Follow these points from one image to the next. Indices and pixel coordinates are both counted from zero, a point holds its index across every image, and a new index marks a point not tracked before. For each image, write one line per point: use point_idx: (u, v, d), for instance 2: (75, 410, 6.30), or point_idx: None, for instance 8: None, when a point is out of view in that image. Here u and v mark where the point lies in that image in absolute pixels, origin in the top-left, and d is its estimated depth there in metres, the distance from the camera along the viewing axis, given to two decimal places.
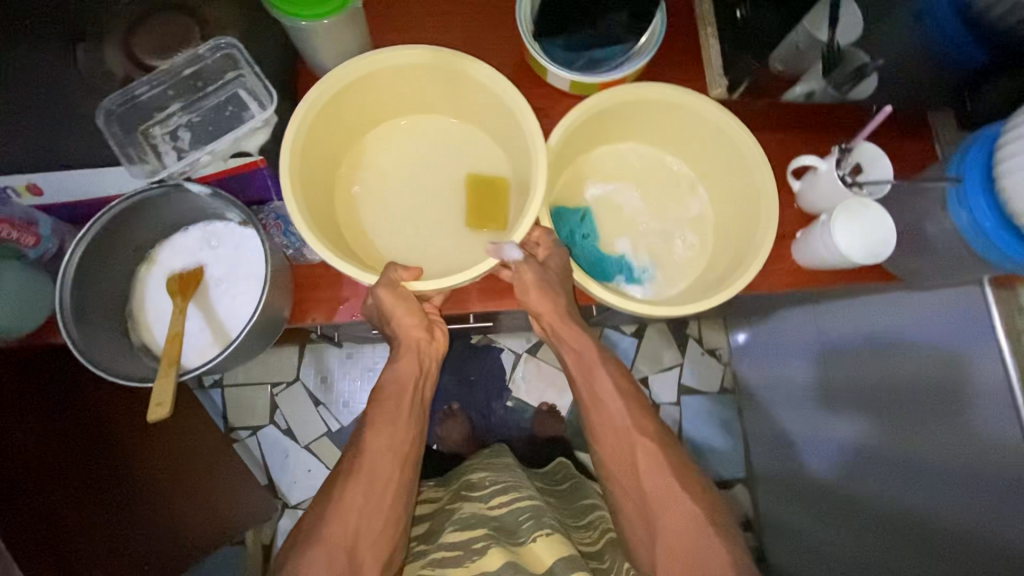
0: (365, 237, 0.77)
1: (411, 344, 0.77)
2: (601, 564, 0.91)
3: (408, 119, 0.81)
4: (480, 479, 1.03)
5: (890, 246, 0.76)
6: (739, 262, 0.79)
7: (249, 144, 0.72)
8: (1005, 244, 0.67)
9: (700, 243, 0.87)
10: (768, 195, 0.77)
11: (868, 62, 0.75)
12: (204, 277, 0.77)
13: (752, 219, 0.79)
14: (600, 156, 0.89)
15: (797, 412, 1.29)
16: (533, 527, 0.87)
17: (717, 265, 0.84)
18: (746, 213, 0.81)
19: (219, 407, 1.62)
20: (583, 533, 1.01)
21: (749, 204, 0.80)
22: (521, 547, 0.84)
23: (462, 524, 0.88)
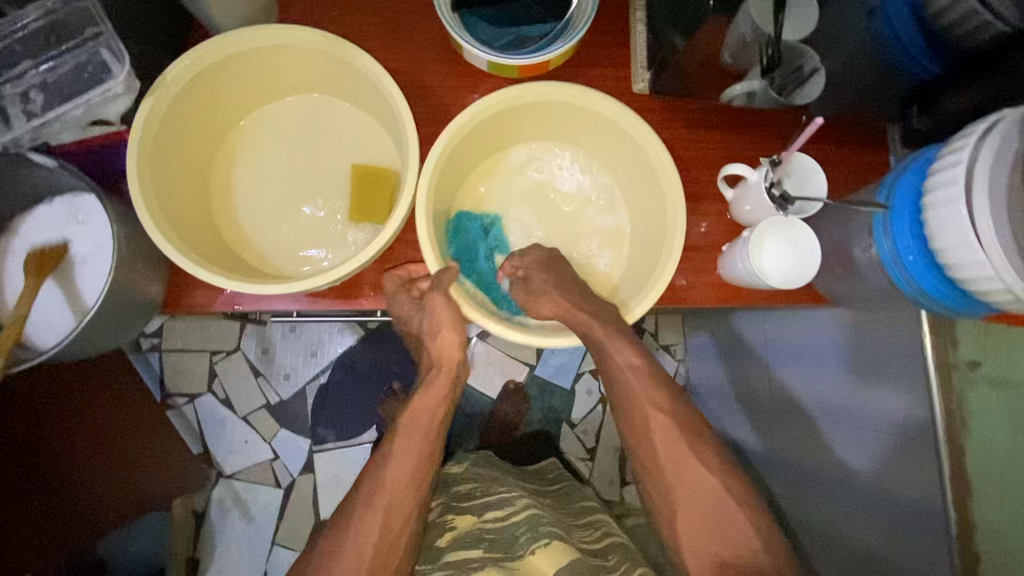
0: (237, 227, 0.74)
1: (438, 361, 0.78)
2: (608, 560, 0.88)
3: (297, 109, 0.77)
4: (469, 490, 0.98)
5: (814, 269, 0.70)
6: (646, 282, 0.74)
7: (108, 111, 0.65)
8: (926, 281, 0.62)
9: (614, 259, 0.83)
10: (679, 208, 0.72)
11: (811, 63, 0.68)
12: (69, 255, 0.71)
13: (663, 234, 0.74)
14: (517, 160, 0.84)
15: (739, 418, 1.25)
16: (529, 539, 0.84)
17: (627, 287, 0.80)
18: (659, 228, 0.77)
19: (156, 370, 1.55)
20: (583, 530, 0.97)
21: (660, 223, 0.76)
22: (518, 560, 0.81)
23: (462, 543, 0.85)
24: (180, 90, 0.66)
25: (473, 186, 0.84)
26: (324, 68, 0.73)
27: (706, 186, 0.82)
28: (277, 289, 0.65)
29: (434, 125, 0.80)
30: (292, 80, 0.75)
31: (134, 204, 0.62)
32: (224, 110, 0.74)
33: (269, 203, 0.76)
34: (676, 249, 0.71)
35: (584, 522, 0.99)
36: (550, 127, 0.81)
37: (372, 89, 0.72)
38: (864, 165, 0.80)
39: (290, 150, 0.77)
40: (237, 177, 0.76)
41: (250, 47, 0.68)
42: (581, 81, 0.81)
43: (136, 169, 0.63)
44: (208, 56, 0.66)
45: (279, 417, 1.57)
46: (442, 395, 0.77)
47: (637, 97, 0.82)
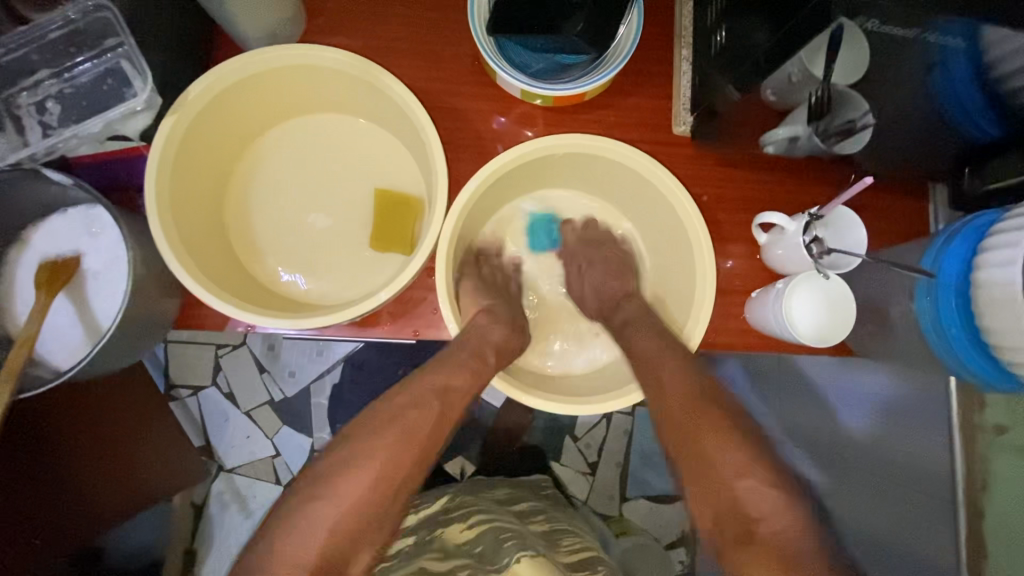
0: (257, 250, 0.73)
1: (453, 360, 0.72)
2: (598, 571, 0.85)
3: (323, 130, 0.75)
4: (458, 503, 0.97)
5: (844, 327, 0.68)
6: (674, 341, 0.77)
7: (128, 127, 0.62)
8: (965, 353, 0.61)
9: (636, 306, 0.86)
10: (710, 264, 0.73)
11: (860, 119, 0.66)
12: (80, 269, 0.69)
13: (692, 290, 0.76)
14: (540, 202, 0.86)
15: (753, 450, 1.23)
16: (513, 548, 0.79)
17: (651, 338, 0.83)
18: (687, 282, 0.79)
19: (161, 362, 1.54)
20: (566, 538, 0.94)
21: (686, 278, 0.78)
22: (503, 570, 0.76)
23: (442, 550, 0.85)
24: (204, 112, 0.64)
25: (494, 225, 0.85)
26: (350, 93, 0.70)
27: (739, 227, 0.79)
28: (309, 321, 0.64)
29: (464, 149, 0.76)
30: (319, 101, 0.73)
31: (154, 231, 0.60)
32: (248, 130, 0.72)
33: (289, 227, 0.73)
34: (706, 309, 0.73)
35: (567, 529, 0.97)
36: (574, 171, 0.82)
37: (402, 116, 0.70)
38: (908, 216, 0.77)
39: (313, 172, 0.74)
40: (257, 198, 0.74)
41: (276, 69, 0.65)
42: (617, 112, 0.78)
43: (156, 196, 0.60)
44: (231, 76, 0.63)
45: (282, 414, 1.56)
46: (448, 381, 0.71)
47: (675, 136, 0.79)
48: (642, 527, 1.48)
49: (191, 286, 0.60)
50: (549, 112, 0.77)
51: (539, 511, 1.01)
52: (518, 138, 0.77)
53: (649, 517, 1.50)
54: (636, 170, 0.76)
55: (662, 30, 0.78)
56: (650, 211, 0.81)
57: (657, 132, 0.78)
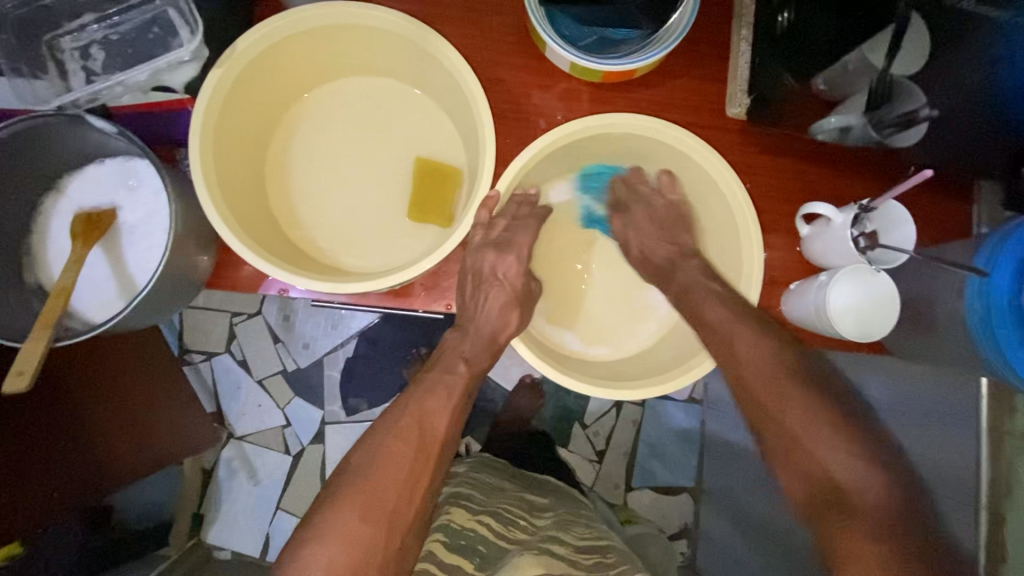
0: (294, 213, 0.72)
1: (484, 330, 0.75)
2: (607, 556, 0.87)
3: (365, 94, 0.73)
4: (469, 491, 0.95)
5: (887, 325, 0.67)
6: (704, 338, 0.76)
7: (172, 78, 0.61)
8: (1015, 357, 0.59)
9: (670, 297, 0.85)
10: (757, 249, 0.73)
11: (923, 109, 0.63)
12: (116, 222, 0.68)
13: (736, 277, 0.75)
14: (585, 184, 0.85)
15: None
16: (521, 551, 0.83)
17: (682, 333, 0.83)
18: (728, 270, 0.78)
19: (176, 326, 1.54)
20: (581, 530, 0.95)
21: (730, 266, 0.77)
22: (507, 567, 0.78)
23: (455, 541, 0.83)
24: (253, 67, 0.63)
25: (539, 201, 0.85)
26: (398, 56, 0.69)
27: (782, 218, 0.77)
28: (347, 286, 0.63)
29: (506, 122, 0.75)
30: (365, 64, 0.71)
31: (196, 185, 0.59)
32: (291, 90, 0.71)
33: (326, 191, 0.72)
34: (752, 297, 0.72)
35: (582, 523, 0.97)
36: (618, 154, 0.81)
37: (450, 84, 0.68)
38: (953, 216, 0.75)
39: (354, 136, 0.73)
40: (296, 158, 0.72)
41: (327, 26, 0.64)
42: (662, 94, 0.76)
43: (200, 149, 0.59)
44: (280, 31, 0.62)
45: (293, 384, 1.56)
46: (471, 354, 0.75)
47: (727, 120, 0.77)
48: (646, 516, 1.49)
49: (231, 242, 0.59)
50: (595, 89, 0.76)
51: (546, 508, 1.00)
52: (562, 114, 0.76)
53: (653, 507, 1.50)
54: (685, 153, 0.75)
55: (714, 10, 0.76)
56: (694, 196, 0.81)
57: (706, 116, 0.77)
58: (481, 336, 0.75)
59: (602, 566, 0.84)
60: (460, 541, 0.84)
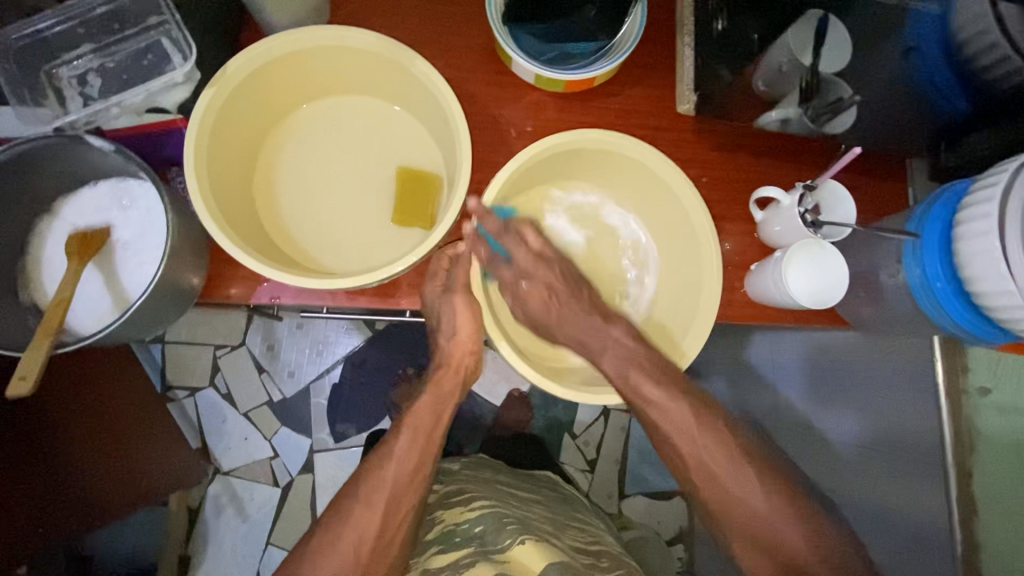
0: (285, 226, 0.75)
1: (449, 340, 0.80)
2: (601, 562, 0.91)
3: (346, 114, 0.79)
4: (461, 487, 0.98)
5: (838, 294, 0.73)
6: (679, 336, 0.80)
7: (166, 99, 0.65)
8: (953, 308, 0.66)
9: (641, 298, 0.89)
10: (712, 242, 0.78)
11: (846, 96, 0.71)
12: (110, 239, 0.71)
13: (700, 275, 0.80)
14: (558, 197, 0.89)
15: (813, 449, 1.06)
16: (516, 531, 0.85)
17: (660, 328, 0.86)
18: (692, 268, 0.82)
19: (158, 363, 1.54)
20: (577, 531, 0.98)
21: (693, 265, 0.82)
22: (503, 551, 0.82)
23: (447, 543, 0.86)
24: (240, 89, 0.68)
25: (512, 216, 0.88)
26: (376, 74, 0.75)
27: (736, 206, 0.84)
28: (343, 281, 0.67)
29: (480, 132, 0.81)
30: (345, 85, 0.77)
31: (193, 199, 0.63)
32: (276, 111, 0.76)
33: (313, 204, 0.76)
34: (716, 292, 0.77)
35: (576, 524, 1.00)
36: (580, 168, 0.86)
37: (425, 96, 0.73)
38: (889, 195, 0.83)
39: (337, 153, 0.78)
40: (284, 176, 0.77)
41: (309, 50, 0.69)
42: (620, 100, 0.83)
43: (194, 163, 0.63)
44: (265, 55, 0.67)
45: (279, 414, 1.55)
46: (450, 377, 0.82)
47: (680, 120, 0.84)
48: (640, 522, 1.50)
49: (230, 249, 0.64)
50: (559, 99, 0.82)
51: (540, 502, 1.03)
52: (530, 122, 0.82)
53: (646, 513, 1.51)
54: (639, 161, 0.80)
55: (661, 26, 0.85)
56: (653, 200, 0.85)
57: (662, 119, 0.84)
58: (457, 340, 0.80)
59: (594, 568, 0.87)
60: (453, 535, 0.87)
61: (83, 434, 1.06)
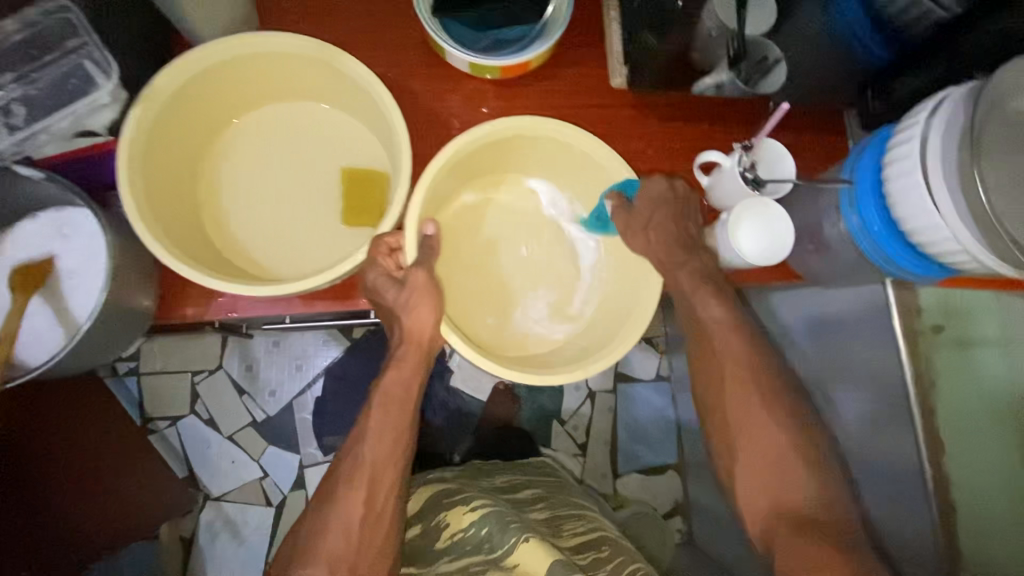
0: (232, 237, 0.75)
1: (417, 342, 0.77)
2: (601, 553, 0.90)
3: (285, 120, 0.79)
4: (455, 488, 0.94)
5: (786, 250, 0.74)
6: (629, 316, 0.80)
7: (95, 122, 0.65)
8: (892, 249, 0.68)
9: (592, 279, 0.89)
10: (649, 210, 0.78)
11: (772, 55, 0.73)
12: (54, 270, 0.70)
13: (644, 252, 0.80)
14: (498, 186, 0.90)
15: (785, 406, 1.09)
16: (518, 528, 0.80)
17: (611, 308, 0.86)
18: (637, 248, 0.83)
19: (135, 396, 1.52)
20: (573, 523, 0.97)
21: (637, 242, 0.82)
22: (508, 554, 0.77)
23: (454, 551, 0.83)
24: (170, 102, 0.67)
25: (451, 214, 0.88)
26: (300, 75, 0.74)
27: (683, 174, 0.86)
28: (301, 284, 0.67)
29: (423, 127, 0.81)
30: (280, 90, 0.77)
31: (135, 226, 0.62)
32: (212, 122, 0.75)
33: (258, 212, 0.76)
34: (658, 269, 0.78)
35: (572, 517, 0.99)
36: (516, 158, 0.86)
37: (361, 94, 0.73)
38: (829, 149, 0.85)
39: (278, 158, 0.78)
40: (228, 187, 0.76)
41: (238, 57, 0.69)
42: (559, 81, 0.84)
43: (129, 180, 0.63)
44: (184, 70, 0.66)
45: (265, 433, 1.54)
46: (416, 370, 0.78)
47: (620, 95, 0.85)
48: (636, 498, 1.51)
49: (183, 271, 0.63)
50: (498, 86, 0.83)
51: (537, 499, 1.02)
52: (472, 112, 0.83)
53: (641, 489, 1.53)
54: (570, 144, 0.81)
55: (591, 5, 0.86)
56: (593, 182, 0.85)
57: (601, 96, 0.85)
58: (405, 339, 0.76)
59: (597, 563, 0.86)
60: (456, 543, 0.83)
61: (60, 473, 1.04)
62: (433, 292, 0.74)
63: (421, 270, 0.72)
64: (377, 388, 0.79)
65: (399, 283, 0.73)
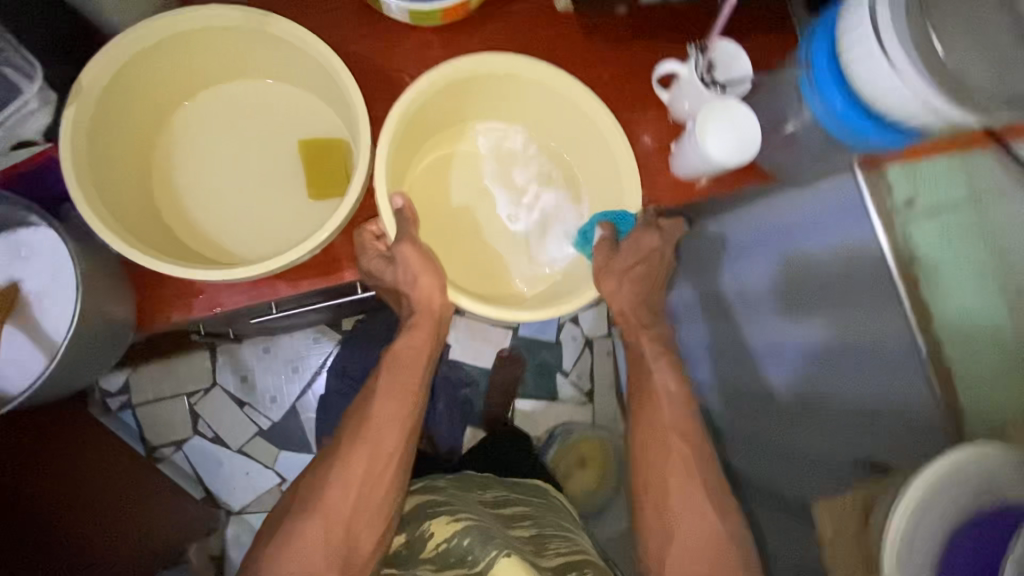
0: (198, 230, 0.73)
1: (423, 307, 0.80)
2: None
3: (230, 102, 0.76)
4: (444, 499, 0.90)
5: (756, 144, 0.74)
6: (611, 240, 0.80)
7: (30, 130, 0.61)
8: (861, 125, 0.67)
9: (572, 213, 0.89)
10: (616, 132, 0.77)
11: None
12: (21, 295, 0.67)
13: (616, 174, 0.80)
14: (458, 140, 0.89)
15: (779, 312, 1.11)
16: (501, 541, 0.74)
17: (593, 237, 0.86)
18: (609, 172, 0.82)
19: (134, 428, 1.48)
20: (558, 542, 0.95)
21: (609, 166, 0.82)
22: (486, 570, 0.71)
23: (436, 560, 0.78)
24: (104, 97, 0.64)
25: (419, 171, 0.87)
26: (236, 51, 0.71)
27: (644, 93, 0.85)
28: (282, 261, 0.66)
29: (374, 88, 0.79)
30: (218, 70, 0.74)
31: (99, 232, 0.60)
32: (153, 115, 0.72)
33: (221, 200, 0.74)
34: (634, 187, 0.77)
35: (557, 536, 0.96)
36: (474, 103, 0.85)
37: (303, 60, 0.71)
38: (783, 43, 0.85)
39: (231, 142, 0.75)
40: (184, 180, 0.74)
41: (166, 40, 0.66)
42: (503, 18, 0.82)
43: (78, 183, 0.60)
44: (112, 63, 0.63)
45: (275, 440, 1.53)
46: (426, 337, 0.82)
47: (567, 23, 0.84)
48: None
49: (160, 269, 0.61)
50: (442, 33, 0.81)
51: (525, 516, 1.00)
52: (421, 64, 0.80)
53: None
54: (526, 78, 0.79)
55: None
56: (556, 114, 0.84)
57: (549, 26, 0.83)
58: (415, 308, 0.80)
59: None
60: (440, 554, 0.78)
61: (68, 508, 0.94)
62: (425, 261, 0.75)
63: (405, 245, 0.72)
64: (391, 352, 0.84)
65: (388, 258, 0.75)
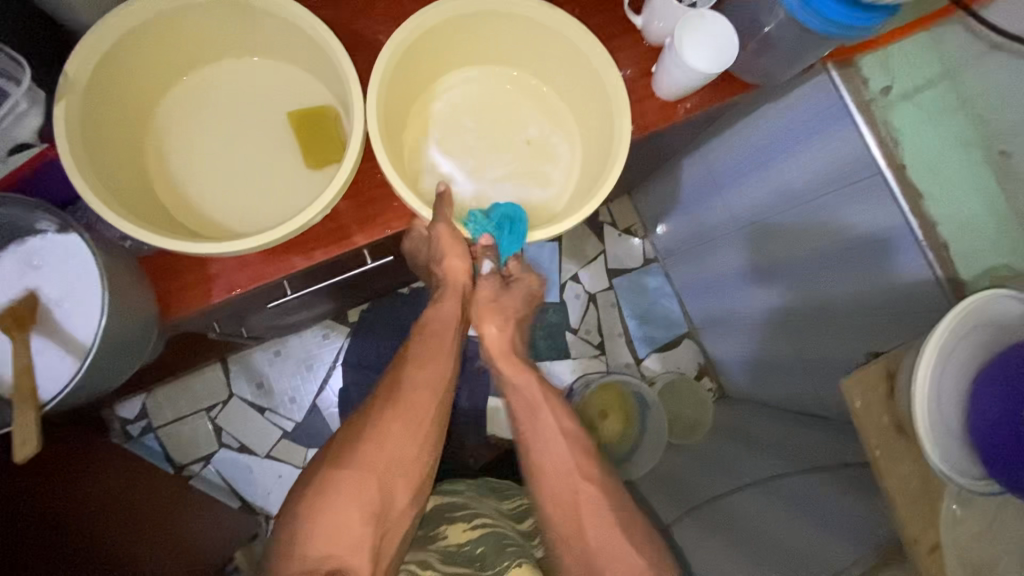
0: (204, 214, 0.73)
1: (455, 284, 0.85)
2: None
3: (216, 84, 0.76)
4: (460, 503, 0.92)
5: (733, 52, 0.77)
6: (605, 164, 0.81)
7: (23, 132, 0.63)
8: (833, 11, 0.70)
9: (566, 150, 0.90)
10: (597, 55, 0.78)
11: None
12: (41, 303, 0.67)
13: (606, 98, 0.81)
14: (438, 100, 0.88)
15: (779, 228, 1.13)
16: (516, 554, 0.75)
17: (589, 168, 0.87)
18: (598, 100, 0.83)
19: (159, 450, 1.48)
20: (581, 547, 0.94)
21: (597, 93, 0.83)
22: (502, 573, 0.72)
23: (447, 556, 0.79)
24: (91, 88, 0.64)
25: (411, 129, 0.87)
26: (213, 29, 0.72)
27: (616, 21, 0.86)
28: (291, 226, 0.66)
29: (352, 51, 0.79)
30: (199, 53, 0.74)
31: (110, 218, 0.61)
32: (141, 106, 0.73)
33: (222, 181, 0.74)
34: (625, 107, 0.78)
35: None
36: (454, 52, 0.85)
37: (281, 28, 0.71)
38: None
39: (222, 124, 0.75)
40: (182, 167, 0.74)
41: (144, 24, 0.66)
42: None
43: (80, 173, 0.61)
44: (93, 51, 0.63)
45: (301, 440, 1.53)
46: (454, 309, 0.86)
47: None
48: None
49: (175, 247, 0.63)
50: None
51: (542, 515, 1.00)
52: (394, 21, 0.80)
53: None
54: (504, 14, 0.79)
55: None
56: (539, 51, 0.85)
57: None
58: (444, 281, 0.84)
59: None
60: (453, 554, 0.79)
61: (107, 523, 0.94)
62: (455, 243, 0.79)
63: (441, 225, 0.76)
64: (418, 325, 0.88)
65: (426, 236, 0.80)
